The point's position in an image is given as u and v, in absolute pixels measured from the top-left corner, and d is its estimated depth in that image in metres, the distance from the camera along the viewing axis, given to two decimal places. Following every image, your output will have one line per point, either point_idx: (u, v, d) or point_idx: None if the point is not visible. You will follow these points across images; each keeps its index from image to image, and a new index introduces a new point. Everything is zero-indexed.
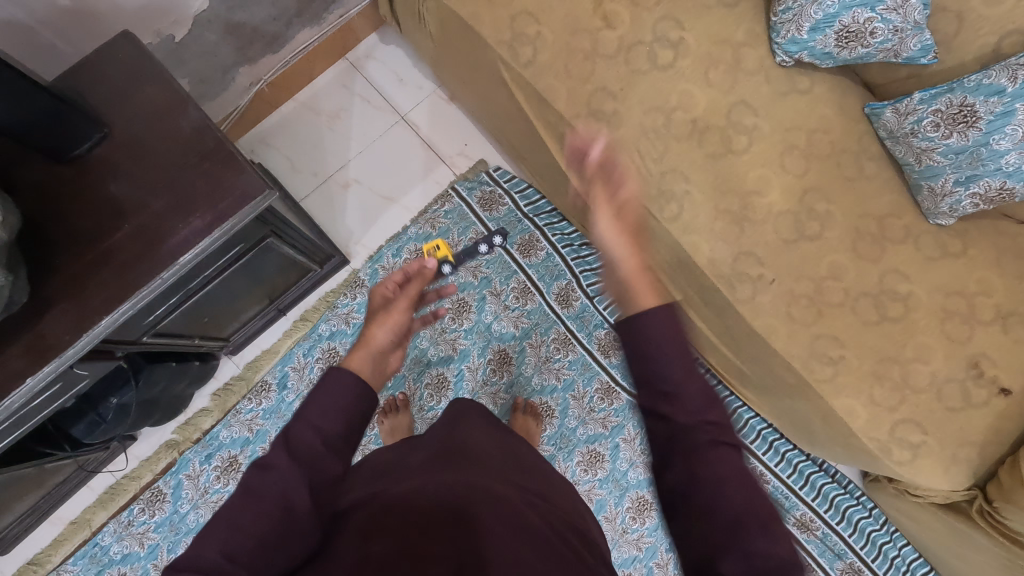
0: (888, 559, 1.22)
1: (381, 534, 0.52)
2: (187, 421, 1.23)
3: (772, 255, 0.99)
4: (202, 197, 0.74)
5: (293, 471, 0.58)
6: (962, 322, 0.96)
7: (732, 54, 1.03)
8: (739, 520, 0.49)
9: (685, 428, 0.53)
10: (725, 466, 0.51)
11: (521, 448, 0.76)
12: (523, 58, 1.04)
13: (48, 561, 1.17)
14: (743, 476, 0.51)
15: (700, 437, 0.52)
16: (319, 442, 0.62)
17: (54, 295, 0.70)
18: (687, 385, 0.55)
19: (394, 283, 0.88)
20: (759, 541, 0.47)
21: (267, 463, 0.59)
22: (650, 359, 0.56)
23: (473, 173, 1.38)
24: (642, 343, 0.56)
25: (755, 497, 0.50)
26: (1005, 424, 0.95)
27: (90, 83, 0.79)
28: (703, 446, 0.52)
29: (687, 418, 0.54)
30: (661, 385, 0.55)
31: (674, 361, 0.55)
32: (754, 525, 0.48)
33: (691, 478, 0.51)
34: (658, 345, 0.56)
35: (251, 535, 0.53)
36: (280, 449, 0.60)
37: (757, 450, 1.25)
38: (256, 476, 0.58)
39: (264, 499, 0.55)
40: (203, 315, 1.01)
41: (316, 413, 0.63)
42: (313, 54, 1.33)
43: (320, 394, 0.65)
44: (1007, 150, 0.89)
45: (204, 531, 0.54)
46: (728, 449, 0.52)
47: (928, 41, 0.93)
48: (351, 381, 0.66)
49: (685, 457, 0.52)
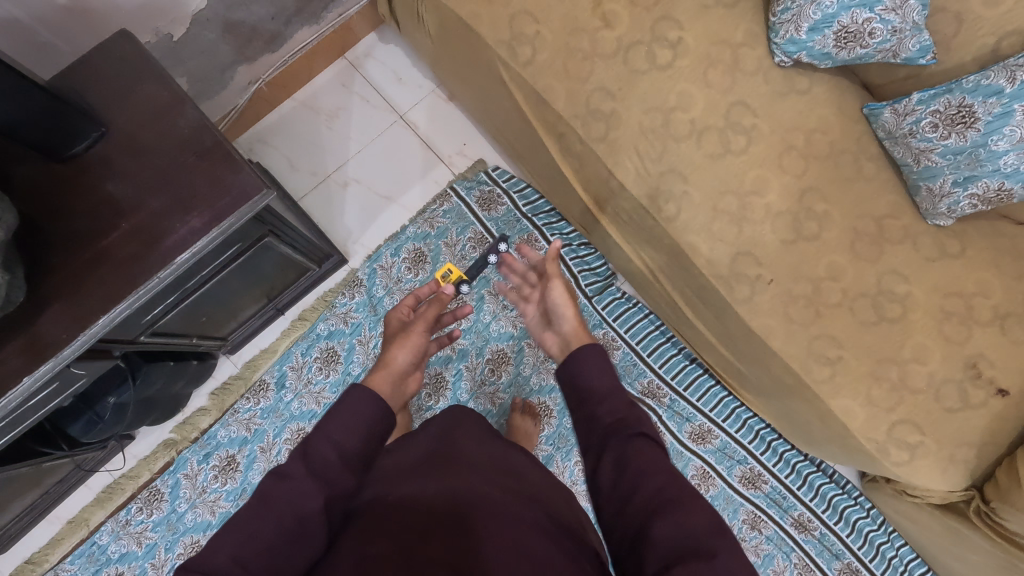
0: (886, 560, 1.22)
1: (378, 537, 0.53)
2: (185, 420, 1.23)
3: (771, 255, 0.99)
4: (200, 196, 0.74)
5: (309, 484, 0.58)
6: (960, 322, 0.96)
7: (730, 54, 1.02)
8: (659, 495, 0.55)
9: (610, 426, 0.63)
10: (646, 453, 0.59)
11: (517, 454, 0.76)
12: (522, 58, 1.04)
13: (46, 561, 1.17)
14: (664, 463, 0.58)
15: (623, 430, 0.62)
16: (336, 457, 0.60)
17: (51, 294, 0.70)
18: (609, 395, 0.66)
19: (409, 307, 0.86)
20: (677, 511, 0.53)
21: (285, 473, 0.59)
22: (579, 375, 0.69)
23: (472, 173, 1.38)
24: (572, 367, 0.70)
25: (676, 479, 0.57)
26: (1003, 424, 0.95)
27: (88, 82, 0.79)
28: (627, 438, 0.61)
29: (609, 416, 0.64)
30: (591, 397, 0.67)
31: (599, 376, 0.68)
32: (673, 499, 0.54)
33: (617, 467, 0.59)
34: (586, 365, 0.69)
35: (263, 543, 0.53)
36: (298, 461, 0.59)
37: (756, 450, 1.25)
38: (272, 484, 0.58)
39: (276, 509, 0.56)
40: (201, 313, 1.01)
41: (337, 427, 0.62)
42: (312, 53, 1.33)
43: (340, 408, 0.64)
44: (1005, 150, 0.89)
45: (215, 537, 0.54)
46: (649, 441, 0.61)
47: (927, 42, 0.93)
48: (375, 399, 0.65)
49: (612, 448, 0.60)
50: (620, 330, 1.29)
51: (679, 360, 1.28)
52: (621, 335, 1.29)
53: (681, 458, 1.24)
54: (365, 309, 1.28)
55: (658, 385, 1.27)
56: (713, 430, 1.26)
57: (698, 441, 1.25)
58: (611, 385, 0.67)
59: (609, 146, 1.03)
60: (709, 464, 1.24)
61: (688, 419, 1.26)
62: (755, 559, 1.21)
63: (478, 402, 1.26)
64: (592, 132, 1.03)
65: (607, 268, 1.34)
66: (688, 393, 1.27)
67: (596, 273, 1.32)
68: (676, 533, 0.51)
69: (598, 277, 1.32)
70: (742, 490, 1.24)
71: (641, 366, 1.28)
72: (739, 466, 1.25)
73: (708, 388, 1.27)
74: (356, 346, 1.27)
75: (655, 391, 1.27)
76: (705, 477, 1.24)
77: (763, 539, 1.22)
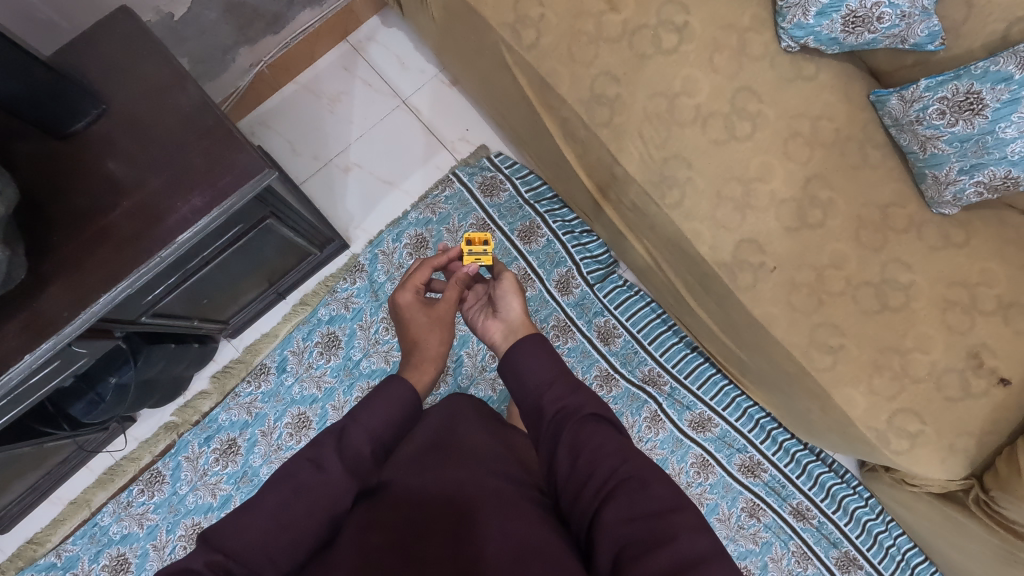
0: (884, 549, 1.23)
1: (380, 528, 0.55)
2: (186, 403, 1.23)
3: (774, 242, 0.98)
4: (202, 175, 0.74)
5: (342, 476, 0.58)
6: (962, 312, 0.96)
7: (737, 39, 1.02)
8: (613, 477, 0.55)
9: (558, 414, 0.63)
10: (599, 435, 0.59)
11: (514, 438, 0.78)
12: (526, 41, 1.03)
13: (48, 541, 1.17)
14: (619, 442, 0.59)
15: (574, 415, 0.61)
16: (370, 451, 0.60)
17: (52, 272, 0.70)
18: (553, 381, 0.66)
19: (417, 288, 0.80)
20: (633, 491, 0.54)
21: (318, 460, 0.58)
22: (518, 372, 0.68)
23: (474, 159, 1.37)
24: (512, 364, 0.69)
25: (631, 456, 0.57)
26: (1003, 414, 0.94)
27: (88, 59, 0.78)
28: (580, 422, 0.61)
29: (554, 406, 0.64)
30: (536, 388, 0.66)
31: (541, 366, 0.67)
32: (629, 478, 0.55)
33: (573, 450, 0.59)
34: (529, 357, 0.68)
35: (293, 528, 0.54)
36: (331, 448, 0.59)
37: (756, 439, 1.25)
38: (305, 471, 0.57)
39: (305, 500, 0.56)
40: (202, 296, 1.00)
41: (376, 423, 0.61)
42: (315, 35, 1.32)
43: (378, 401, 0.63)
44: (1012, 138, 0.88)
45: (245, 515, 0.54)
46: (601, 422, 0.61)
47: (936, 27, 0.92)
48: (412, 392, 0.65)
49: (566, 434, 0.60)
50: (621, 318, 1.29)
51: (680, 348, 1.28)
52: (622, 323, 1.29)
53: (681, 447, 1.24)
54: (366, 295, 1.28)
55: (659, 373, 1.27)
56: (713, 419, 1.26)
57: (698, 430, 1.25)
58: (553, 373, 0.66)
59: (613, 132, 1.02)
60: (709, 452, 1.24)
61: (688, 408, 1.26)
62: (753, 545, 1.21)
63: (478, 387, 1.25)
64: (595, 116, 1.02)
65: (609, 256, 1.33)
66: (689, 381, 1.27)
67: (598, 260, 1.32)
68: (632, 514, 0.52)
69: (599, 264, 1.32)
70: (741, 478, 1.24)
71: (641, 354, 1.28)
72: (738, 455, 1.25)
73: (709, 377, 1.27)
74: (358, 331, 1.27)
75: (655, 378, 1.27)
76: (705, 466, 1.24)
77: (763, 527, 1.22)
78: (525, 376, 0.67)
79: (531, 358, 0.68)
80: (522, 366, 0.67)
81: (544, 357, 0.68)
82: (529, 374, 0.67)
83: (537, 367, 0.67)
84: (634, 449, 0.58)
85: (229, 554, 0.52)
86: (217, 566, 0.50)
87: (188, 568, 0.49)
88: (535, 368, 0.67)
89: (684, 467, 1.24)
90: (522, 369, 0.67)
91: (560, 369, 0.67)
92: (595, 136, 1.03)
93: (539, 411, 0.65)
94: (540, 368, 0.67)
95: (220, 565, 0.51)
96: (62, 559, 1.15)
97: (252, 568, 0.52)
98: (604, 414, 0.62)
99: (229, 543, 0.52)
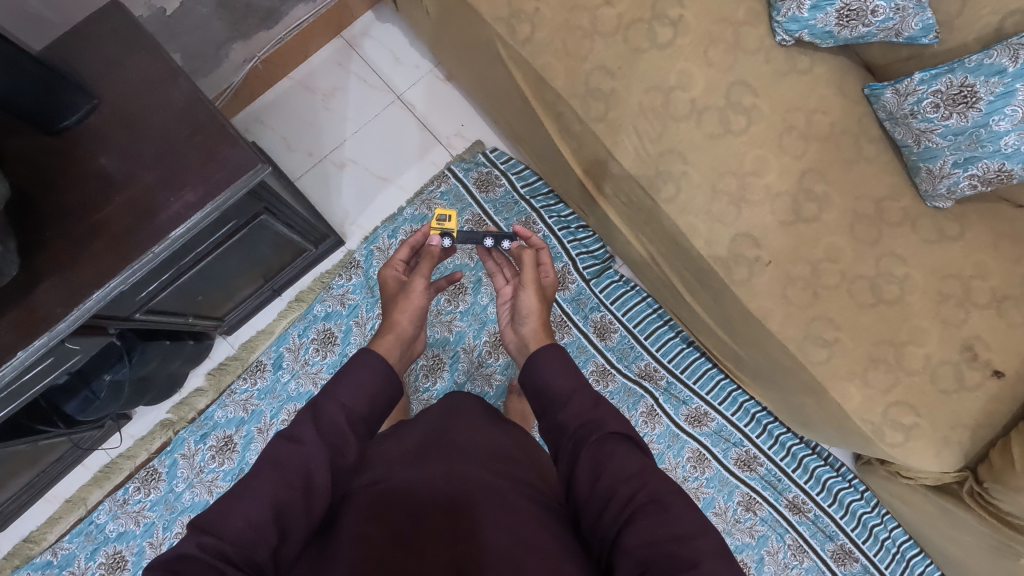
0: (879, 541, 1.24)
1: (381, 522, 0.56)
2: (181, 401, 1.23)
3: (770, 237, 0.99)
4: (195, 170, 0.73)
5: (319, 448, 0.59)
6: (957, 305, 0.96)
7: (731, 33, 1.01)
8: (634, 500, 0.55)
9: (580, 429, 0.63)
10: (621, 455, 0.59)
11: (520, 435, 0.80)
12: (520, 35, 1.02)
13: (43, 539, 1.17)
14: (640, 463, 0.59)
15: (595, 433, 0.61)
16: (344, 419, 0.62)
17: (45, 267, 0.69)
18: (574, 394, 0.67)
19: (401, 262, 0.87)
20: (655, 515, 0.54)
21: (295, 436, 0.60)
22: (542, 380, 0.70)
23: (470, 155, 1.36)
24: (535, 374, 0.71)
25: (652, 478, 0.57)
26: (997, 407, 0.95)
27: (77, 53, 0.78)
28: (600, 440, 0.61)
29: (574, 422, 0.64)
30: (559, 399, 0.67)
31: (562, 377, 0.69)
32: (650, 501, 0.55)
33: (593, 470, 0.59)
34: (552, 370, 0.70)
35: (270, 497, 0.55)
36: (308, 423, 0.61)
37: (752, 433, 1.26)
38: (281, 448, 0.59)
39: (290, 474, 0.57)
40: (196, 293, 1.00)
41: (345, 391, 0.64)
42: (310, 30, 1.31)
43: (349, 374, 0.65)
44: (1006, 131, 0.89)
45: (231, 494, 0.55)
46: (623, 442, 0.61)
47: (930, 20, 0.93)
48: (382, 362, 0.67)
49: (586, 452, 0.60)
50: (618, 313, 1.29)
51: (676, 343, 1.28)
52: (618, 318, 1.29)
53: (677, 441, 1.25)
54: (362, 291, 1.28)
55: (655, 368, 1.27)
56: (710, 413, 1.26)
57: (693, 424, 1.25)
58: (575, 385, 0.68)
59: (608, 126, 1.02)
60: (705, 446, 1.25)
61: (684, 402, 1.26)
62: (750, 539, 1.22)
63: (476, 383, 1.25)
64: (590, 111, 1.02)
65: (605, 251, 1.33)
66: (685, 376, 1.27)
67: (594, 255, 1.32)
68: (652, 539, 0.52)
69: (596, 260, 1.32)
70: (737, 472, 1.24)
71: (637, 349, 1.28)
72: (735, 449, 1.25)
73: (705, 371, 1.27)
74: (353, 327, 1.27)
75: (652, 373, 1.27)
76: (701, 460, 1.24)
77: (758, 520, 1.23)
78: (548, 384, 0.69)
79: (553, 369, 0.70)
80: (545, 377, 0.70)
81: (568, 374, 0.69)
82: (551, 384, 0.69)
83: (562, 378, 0.69)
84: (655, 473, 0.58)
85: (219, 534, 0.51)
86: (209, 548, 0.50)
87: (182, 553, 0.49)
88: (560, 377, 0.69)
89: (681, 461, 1.24)
90: (547, 378, 0.69)
91: (581, 381, 0.68)
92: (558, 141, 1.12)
93: (559, 426, 0.65)
94: (565, 381, 0.68)
95: (213, 548, 0.50)
96: (59, 557, 1.15)
97: (245, 549, 0.51)
98: (626, 434, 0.62)
99: (217, 523, 0.52)
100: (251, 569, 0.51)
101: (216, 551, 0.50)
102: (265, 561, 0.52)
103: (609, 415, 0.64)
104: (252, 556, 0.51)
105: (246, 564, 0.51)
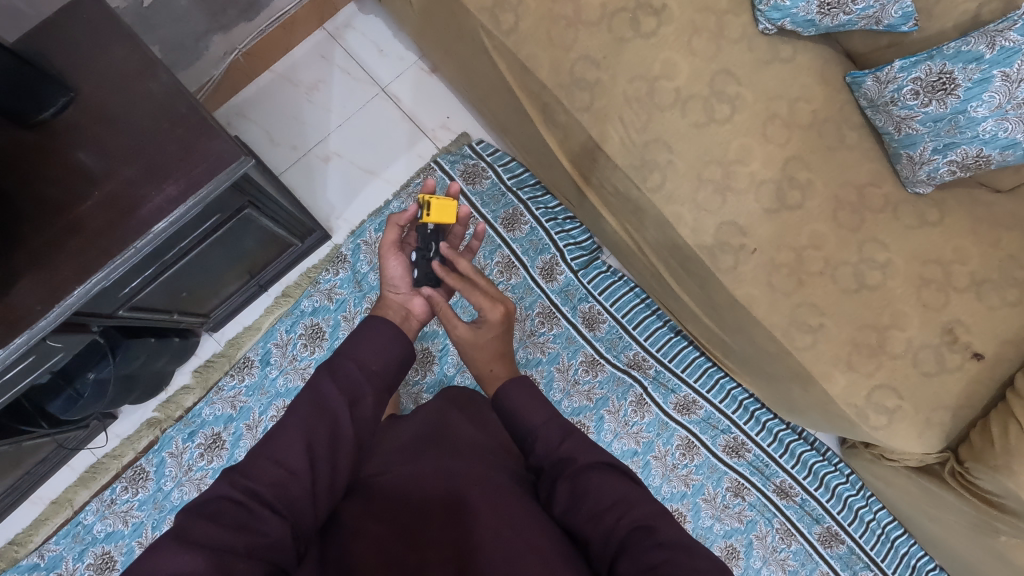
0: (864, 522, 1.26)
1: (381, 517, 0.57)
2: (168, 399, 1.21)
3: (755, 225, 0.99)
4: (177, 163, 0.72)
5: (336, 395, 0.62)
6: (937, 289, 0.98)
7: (715, 22, 1.02)
8: (620, 528, 0.55)
9: (556, 466, 0.63)
10: (600, 485, 0.59)
11: (499, 427, 0.81)
12: (504, 25, 1.02)
13: (28, 541, 1.15)
14: (622, 491, 0.59)
15: (573, 466, 0.61)
16: (358, 371, 0.65)
17: (24, 264, 0.68)
18: (539, 430, 0.65)
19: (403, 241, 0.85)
20: (644, 539, 0.53)
21: (317, 388, 0.62)
22: (512, 419, 0.68)
23: (456, 147, 1.36)
24: (502, 410, 0.69)
25: (636, 504, 0.57)
26: (976, 387, 0.97)
27: (49, 43, 0.76)
28: (579, 471, 0.61)
29: (549, 457, 0.64)
30: (529, 433, 0.66)
31: (530, 409, 0.67)
32: (636, 528, 0.55)
33: (572, 502, 0.59)
34: (517, 401, 0.68)
35: (297, 442, 0.57)
36: (325, 376, 0.63)
37: (739, 420, 1.27)
38: (305, 398, 0.61)
39: (314, 419, 0.59)
40: (181, 289, 0.99)
41: (360, 348, 0.67)
42: (291, 22, 1.29)
43: (362, 335, 0.68)
44: (983, 117, 0.91)
45: (265, 439, 0.58)
46: (602, 469, 0.61)
47: (909, 8, 0.94)
48: (391, 327, 0.69)
49: (564, 480, 0.61)
50: (606, 304, 1.29)
51: (664, 333, 1.29)
52: (606, 309, 1.29)
53: (666, 429, 1.26)
54: (349, 286, 1.27)
55: (644, 357, 1.28)
56: (698, 401, 1.27)
57: (682, 412, 1.26)
58: (546, 415, 0.67)
59: (594, 116, 1.02)
60: (694, 434, 1.26)
61: (673, 391, 1.27)
62: (739, 524, 1.24)
63: (465, 375, 1.25)
64: (576, 100, 1.02)
65: (593, 243, 1.33)
66: (673, 364, 1.28)
67: (581, 246, 1.32)
68: (642, 565, 0.51)
69: (583, 251, 1.32)
70: (726, 459, 1.26)
71: (626, 339, 1.28)
72: (722, 436, 1.27)
73: (693, 359, 1.28)
74: (341, 322, 1.27)
75: (640, 363, 1.28)
76: (690, 447, 1.26)
77: (746, 505, 1.25)
78: (516, 418, 0.68)
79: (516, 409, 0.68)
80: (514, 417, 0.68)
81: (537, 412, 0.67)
82: (520, 417, 0.67)
83: (531, 412, 0.67)
84: (643, 500, 0.58)
85: (252, 477, 0.55)
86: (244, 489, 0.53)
87: (220, 493, 0.52)
88: (529, 411, 0.67)
89: (670, 449, 1.25)
90: (515, 416, 0.68)
91: (552, 414, 0.67)
92: (546, 129, 1.12)
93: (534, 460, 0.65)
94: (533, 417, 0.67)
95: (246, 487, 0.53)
96: (46, 558, 1.14)
97: (276, 487, 0.54)
98: (605, 464, 0.62)
99: (252, 467, 0.55)
100: (287, 508, 0.54)
101: (250, 491, 0.53)
102: (300, 502, 0.55)
103: (583, 448, 0.63)
104: (287, 496, 0.54)
105: (283, 503, 0.54)
